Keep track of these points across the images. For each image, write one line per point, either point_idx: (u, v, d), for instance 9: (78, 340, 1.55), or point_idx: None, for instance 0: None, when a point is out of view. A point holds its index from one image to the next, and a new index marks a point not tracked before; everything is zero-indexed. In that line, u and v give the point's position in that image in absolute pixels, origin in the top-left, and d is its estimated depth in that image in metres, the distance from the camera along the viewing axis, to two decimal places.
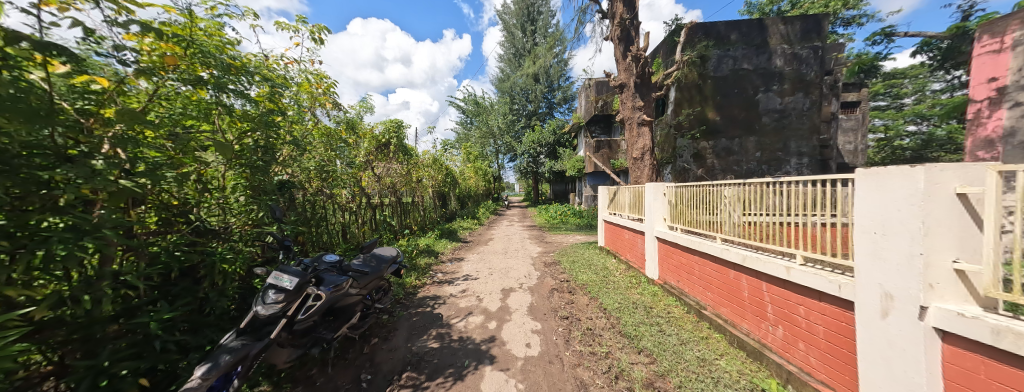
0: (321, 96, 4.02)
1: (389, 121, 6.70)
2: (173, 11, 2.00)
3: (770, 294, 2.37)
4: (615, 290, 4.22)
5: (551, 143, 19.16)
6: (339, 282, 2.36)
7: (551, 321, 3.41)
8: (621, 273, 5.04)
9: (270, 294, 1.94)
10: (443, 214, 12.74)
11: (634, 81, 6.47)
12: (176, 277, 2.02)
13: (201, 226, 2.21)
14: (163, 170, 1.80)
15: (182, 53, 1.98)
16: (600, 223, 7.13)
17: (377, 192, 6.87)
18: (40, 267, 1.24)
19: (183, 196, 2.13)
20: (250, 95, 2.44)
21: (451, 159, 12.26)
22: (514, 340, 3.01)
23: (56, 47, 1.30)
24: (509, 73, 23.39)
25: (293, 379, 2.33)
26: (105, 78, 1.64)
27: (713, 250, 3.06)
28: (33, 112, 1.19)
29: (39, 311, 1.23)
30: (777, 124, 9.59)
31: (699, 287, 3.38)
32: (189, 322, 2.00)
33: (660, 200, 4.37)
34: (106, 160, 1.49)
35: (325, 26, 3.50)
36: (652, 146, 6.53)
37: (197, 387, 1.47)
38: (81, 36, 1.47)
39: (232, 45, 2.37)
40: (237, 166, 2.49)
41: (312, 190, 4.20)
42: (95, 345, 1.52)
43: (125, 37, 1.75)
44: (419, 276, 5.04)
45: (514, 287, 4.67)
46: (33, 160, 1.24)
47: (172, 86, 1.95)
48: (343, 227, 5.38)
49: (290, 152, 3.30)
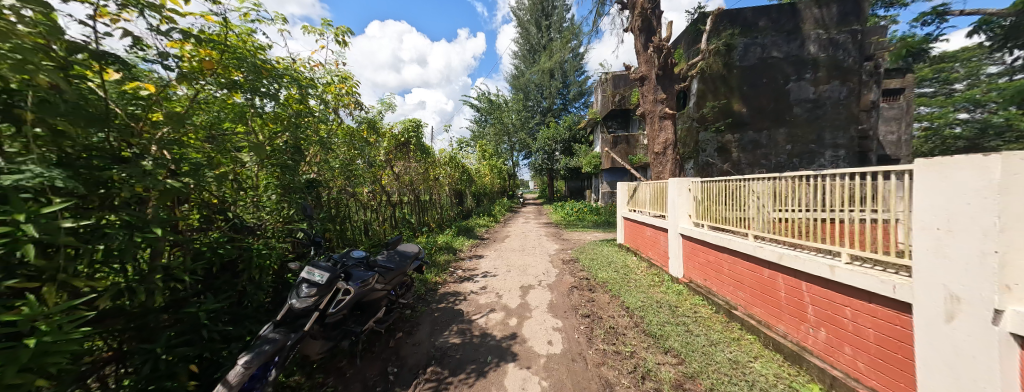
0: (345, 96, 4.11)
1: (408, 121, 6.77)
2: (210, 19, 2.10)
3: (811, 295, 2.24)
4: (637, 288, 4.12)
5: (566, 139, 18.95)
6: (367, 277, 2.44)
7: (572, 319, 3.37)
8: (643, 271, 4.91)
9: (303, 288, 2.00)
10: (460, 212, 12.83)
11: (655, 73, 6.28)
12: (217, 270, 2.12)
13: (239, 223, 2.30)
14: (203, 170, 1.91)
15: (217, 58, 2.07)
16: (619, 220, 6.97)
17: (396, 190, 7.01)
18: (101, 260, 1.34)
19: (222, 194, 2.22)
20: (281, 98, 2.54)
21: (466, 157, 12.32)
22: (536, 337, 2.99)
23: (111, 56, 1.42)
24: (524, 70, 23.24)
25: (325, 370, 2.43)
26: (150, 84, 1.75)
27: (745, 248, 2.92)
28: (92, 116, 1.32)
29: (103, 300, 1.35)
30: (810, 114, 9.03)
31: (729, 287, 3.23)
32: (230, 313, 2.11)
33: (685, 196, 4.23)
34: (155, 161, 1.59)
35: (348, 27, 3.57)
36: (675, 140, 6.27)
37: (240, 375, 1.56)
38: (129, 44, 1.57)
39: (263, 49, 2.48)
40: (269, 166, 2.61)
41: (336, 189, 4.35)
42: (149, 333, 1.64)
43: (168, 45, 1.86)
44: (438, 273, 5.11)
45: (533, 285, 4.65)
46: (92, 162, 1.35)
47: (209, 90, 2.05)
48: (364, 225, 5.51)
49: (316, 152, 3.40)
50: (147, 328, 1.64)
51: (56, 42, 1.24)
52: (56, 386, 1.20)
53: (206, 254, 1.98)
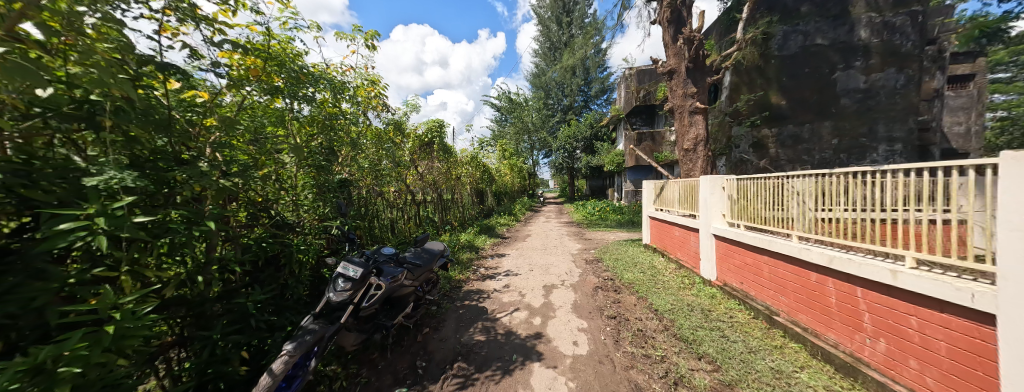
0: (373, 99, 4.27)
1: (431, 121, 6.92)
2: (255, 29, 2.25)
3: (868, 302, 2.05)
4: (666, 290, 3.97)
5: (587, 137, 18.62)
6: (397, 273, 2.52)
7: (597, 320, 3.30)
8: (671, 273, 4.72)
9: (339, 282, 2.09)
10: (481, 210, 12.95)
11: (685, 66, 6.01)
12: (262, 265, 2.27)
13: (280, 220, 2.42)
14: (250, 171, 2.05)
15: (262, 65, 2.22)
16: (644, 219, 6.74)
17: (420, 189, 7.18)
18: (167, 253, 1.47)
19: (265, 193, 2.35)
20: (316, 102, 2.68)
21: (486, 156, 12.41)
22: (561, 337, 2.96)
23: (173, 67, 1.56)
24: (545, 68, 23.05)
25: (358, 361, 2.54)
26: (204, 91, 1.89)
27: (788, 250, 2.73)
28: (158, 123, 1.46)
29: (167, 290, 1.48)
30: (859, 106, 8.28)
31: (769, 291, 3.04)
32: (274, 304, 2.25)
33: (719, 194, 4.02)
34: (210, 163, 1.72)
35: (377, 32, 3.69)
36: (706, 136, 5.97)
37: (286, 362, 1.66)
38: (188, 55, 1.71)
39: (301, 56, 2.61)
40: (306, 167, 2.76)
41: (365, 188, 4.53)
42: (207, 321, 1.79)
43: (219, 55, 2.00)
44: (462, 271, 5.19)
45: (556, 284, 4.60)
46: (158, 164, 1.48)
47: (254, 97, 2.20)
48: (391, 223, 5.70)
49: (348, 153, 3.56)
50: (204, 316, 1.78)
51: (131, 56, 1.37)
52: (132, 365, 1.34)
53: (253, 249, 2.12)
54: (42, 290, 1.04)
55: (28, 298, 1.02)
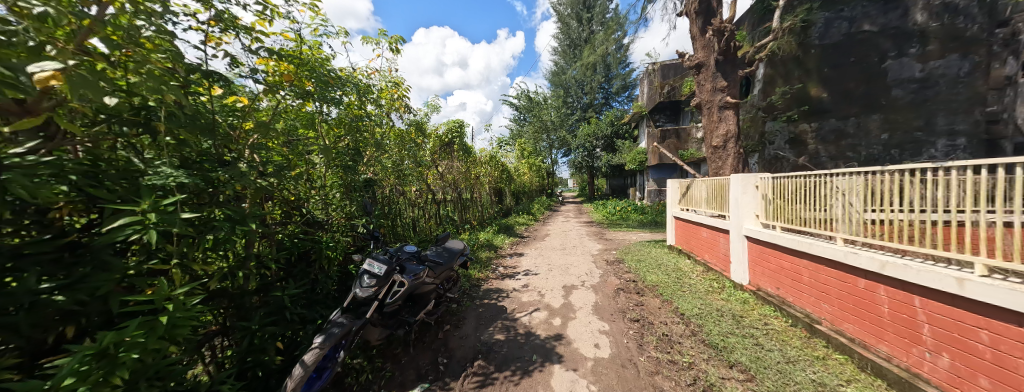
0: (397, 101, 4.38)
1: (451, 122, 7.02)
2: (288, 36, 2.36)
3: (927, 313, 1.86)
4: (693, 294, 3.79)
5: (608, 135, 18.21)
6: (419, 271, 2.56)
7: (620, 323, 3.21)
8: (698, 275, 4.51)
9: (365, 278, 2.16)
10: (499, 210, 13.00)
11: (715, 59, 5.72)
12: (295, 260, 2.39)
13: (311, 218, 2.54)
14: (284, 171, 2.16)
15: (294, 71, 2.33)
16: (669, 219, 6.49)
17: (440, 188, 7.30)
18: (212, 248, 1.58)
19: (298, 192, 2.47)
20: (343, 105, 2.79)
21: (505, 156, 12.43)
22: (582, 339, 2.91)
23: (216, 74, 1.67)
24: (564, 66, 22.76)
25: (382, 355, 2.61)
26: (244, 97, 2.01)
27: (831, 254, 2.53)
28: (204, 127, 1.57)
29: (212, 282, 1.59)
30: (914, 97, 7.52)
31: (810, 298, 2.83)
32: (306, 298, 2.37)
33: (752, 194, 3.80)
34: (249, 164, 1.83)
35: (401, 35, 3.79)
36: (737, 132, 5.66)
37: (316, 354, 1.74)
38: (230, 63, 1.83)
39: (329, 60, 2.72)
40: (334, 167, 2.88)
41: (388, 187, 4.66)
42: (246, 312, 1.91)
43: (256, 62, 2.13)
44: (482, 269, 5.23)
45: (576, 285, 4.53)
46: (204, 165, 1.59)
47: (287, 101, 2.31)
48: (412, 221, 5.83)
49: (372, 154, 3.68)
50: (243, 307, 1.90)
51: (180, 66, 1.49)
52: (182, 351, 1.45)
53: (286, 245, 2.23)
54: (106, 280, 1.15)
55: (95, 287, 1.13)
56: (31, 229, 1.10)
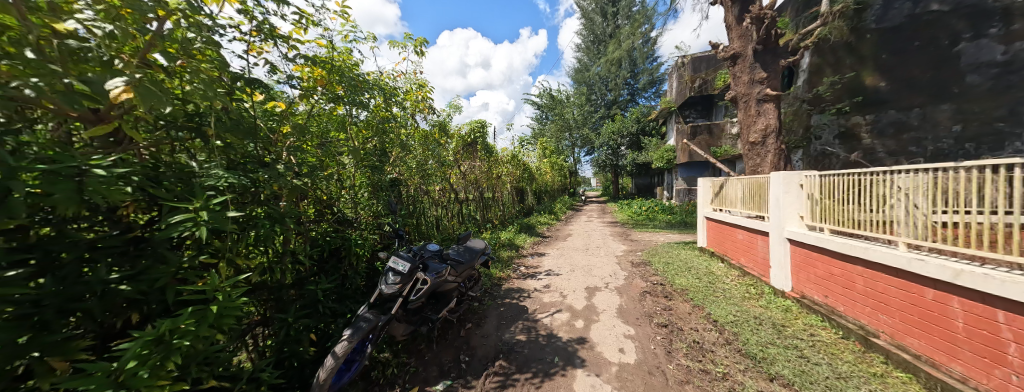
0: (421, 102, 4.48)
1: (474, 122, 7.10)
2: (321, 43, 2.49)
3: (1013, 330, 1.62)
4: (727, 300, 3.57)
5: (633, 132, 17.61)
6: (441, 269, 2.60)
7: (646, 328, 3.08)
8: (733, 280, 4.23)
9: (390, 276, 2.22)
10: (521, 209, 13.00)
11: (753, 48, 5.33)
12: (327, 256, 2.52)
13: (342, 216, 2.66)
14: (317, 171, 2.28)
15: (326, 76, 2.44)
16: (700, 220, 6.15)
17: (463, 188, 7.41)
18: (254, 244, 1.69)
19: (330, 192, 2.60)
20: (371, 107, 2.89)
21: (526, 155, 12.39)
22: (605, 343, 2.83)
23: (257, 82, 1.79)
24: (588, 62, 22.28)
25: (407, 350, 2.69)
26: (282, 102, 2.14)
27: (892, 260, 2.27)
28: (247, 131, 1.68)
29: (253, 276, 1.71)
30: (995, 84, 6.45)
31: (865, 308, 2.56)
32: (337, 293, 2.49)
33: (796, 193, 3.50)
34: (286, 165, 1.94)
35: (425, 38, 3.87)
36: (778, 127, 5.25)
37: (346, 347, 1.82)
38: (270, 71, 1.95)
39: (358, 65, 2.83)
40: (363, 167, 3.00)
41: (413, 187, 4.80)
42: (284, 304, 2.04)
43: (292, 69, 2.25)
44: (503, 269, 5.25)
45: (600, 286, 4.42)
46: (246, 166, 1.71)
47: (320, 105, 2.44)
48: (436, 220, 5.97)
49: (398, 154, 3.79)
50: (281, 300, 2.03)
51: (227, 75, 1.61)
52: (228, 339, 1.58)
53: (320, 242, 2.36)
54: (164, 272, 1.26)
55: (154, 279, 1.25)
56: (104, 225, 1.23)
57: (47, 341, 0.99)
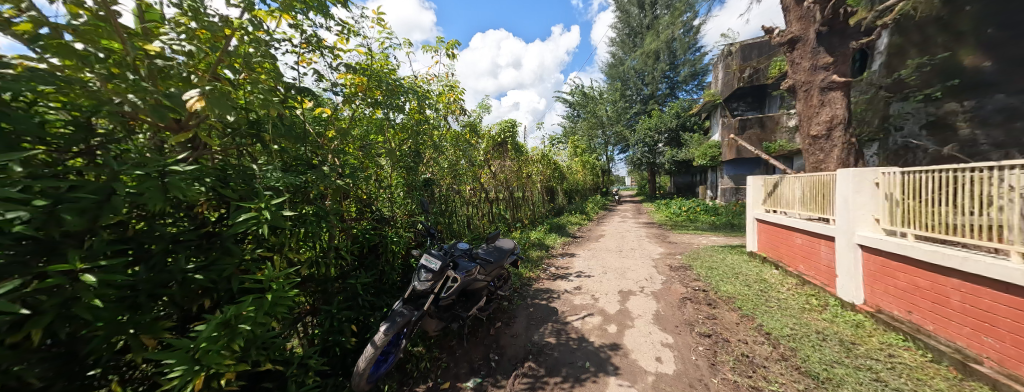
0: (453, 104, 4.59)
1: (504, 122, 7.15)
2: (362, 52, 2.64)
3: None
4: (783, 311, 3.22)
5: (672, 128, 16.59)
6: (471, 268, 2.63)
7: (687, 337, 2.88)
8: (790, 289, 3.81)
9: (422, 273, 2.29)
10: (552, 209, 12.86)
11: (817, 30, 4.74)
12: (367, 252, 2.68)
13: (380, 214, 2.81)
14: (358, 172, 2.42)
15: (366, 82, 2.59)
16: (749, 222, 5.62)
17: (493, 187, 7.50)
18: (304, 239, 1.84)
19: (369, 192, 2.76)
20: (406, 110, 3.02)
21: (557, 154, 12.22)
22: (641, 351, 2.68)
23: (306, 90, 1.94)
24: (622, 57, 21.40)
25: (439, 346, 2.77)
26: (328, 107, 2.31)
27: (1000, 273, 1.90)
28: (297, 137, 1.83)
29: (303, 268, 1.86)
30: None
31: (965, 328, 2.17)
32: (375, 287, 2.64)
33: (870, 193, 3.07)
34: (331, 166, 2.09)
35: (456, 41, 3.95)
36: (847, 118, 4.62)
37: (382, 340, 1.91)
38: (316, 79, 2.11)
39: (394, 70, 2.96)
40: (398, 168, 3.14)
41: (445, 186, 4.95)
42: (329, 296, 2.20)
43: (336, 77, 2.42)
44: (533, 269, 5.22)
45: (634, 290, 4.21)
46: (297, 168, 1.86)
47: (360, 110, 2.59)
48: (466, 218, 6.10)
49: (431, 155, 3.92)
50: (327, 292, 2.20)
51: (282, 85, 1.77)
52: (281, 326, 1.73)
53: (361, 238, 2.51)
54: (230, 263, 1.42)
55: (222, 269, 1.41)
56: (184, 220, 1.40)
57: (139, 321, 1.15)
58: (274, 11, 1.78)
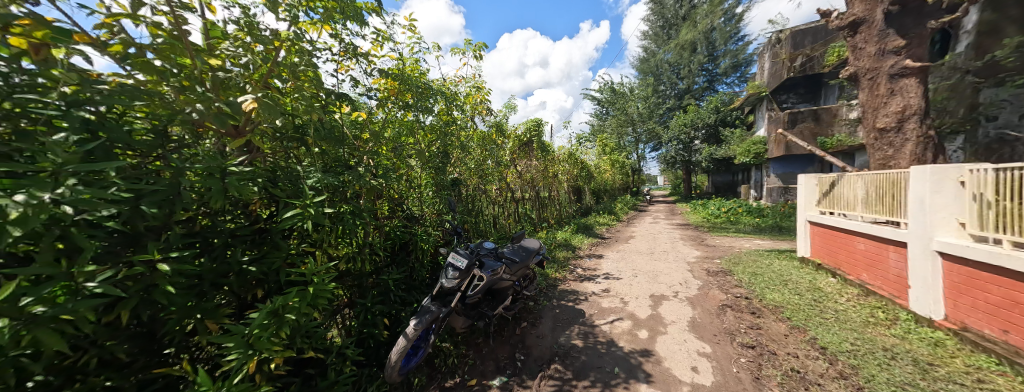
0: (480, 105, 4.66)
1: (530, 121, 7.13)
2: (394, 57, 2.76)
3: None
4: (841, 324, 2.89)
5: (710, 124, 15.57)
6: (496, 267, 2.64)
7: (727, 347, 2.69)
8: (850, 300, 3.41)
9: (449, 271, 2.34)
10: (579, 209, 12.61)
11: (886, 10, 4.20)
12: (398, 249, 2.79)
13: (411, 213, 2.92)
14: (390, 172, 2.53)
15: (398, 86, 2.70)
16: (800, 225, 5.11)
17: (519, 187, 7.51)
18: (341, 236, 1.95)
19: (401, 191, 2.88)
20: (435, 112, 3.11)
21: (584, 153, 11.96)
22: (675, 359, 2.55)
23: (345, 96, 2.06)
24: (655, 50, 20.44)
25: (466, 343, 2.82)
26: (364, 112, 2.44)
27: None
28: (336, 140, 1.95)
29: (341, 263, 1.98)
30: None
31: None
32: (406, 283, 2.75)
33: (953, 193, 2.65)
34: (366, 167, 2.20)
35: (484, 42, 3.99)
36: (924, 107, 4.04)
37: (412, 334, 1.98)
38: (353, 84, 2.24)
39: (424, 74, 3.06)
40: (427, 169, 3.24)
41: (472, 186, 5.03)
42: (364, 290, 2.32)
43: (371, 82, 2.55)
44: (559, 269, 5.15)
45: (666, 295, 4.01)
46: (335, 168, 1.98)
47: (393, 113, 2.71)
48: (493, 218, 6.16)
49: (458, 156, 4.01)
50: (362, 286, 2.32)
51: (324, 91, 1.89)
52: (322, 317, 1.86)
53: (393, 235, 2.63)
54: (278, 257, 1.54)
55: (272, 262, 1.54)
56: (241, 217, 1.55)
57: (205, 307, 1.29)
58: (316, 23, 1.92)
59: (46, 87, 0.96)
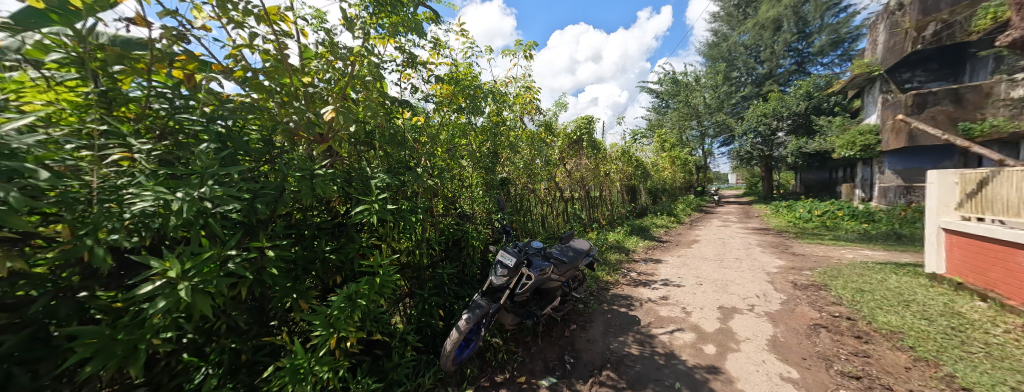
0: (529, 104, 4.68)
1: (581, 118, 6.92)
2: (449, 63, 2.91)
3: None
4: (998, 363, 2.22)
5: (798, 112, 13.30)
6: (545, 267, 2.62)
7: (820, 374, 2.27)
8: (1011, 333, 2.60)
9: (498, 268, 2.40)
10: (633, 210, 11.85)
11: None
12: (452, 245, 2.95)
13: (463, 211, 3.07)
14: (445, 172, 2.69)
15: (453, 90, 2.85)
16: (930, 234, 4.06)
17: (569, 186, 7.35)
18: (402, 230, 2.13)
19: (455, 190, 3.04)
20: (485, 114, 3.21)
21: (641, 150, 11.18)
22: (750, 380, 2.24)
23: (405, 102, 2.25)
24: (727, 32, 18.19)
25: (515, 340, 2.86)
26: (421, 116, 2.63)
27: None
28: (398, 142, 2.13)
29: (402, 256, 2.16)
30: None
31: None
32: (458, 278, 2.89)
33: None
34: (423, 167, 2.36)
35: (534, 41, 4.00)
36: None
37: (464, 326, 2.07)
38: (413, 91, 2.42)
39: (477, 77, 3.19)
40: (478, 168, 3.37)
41: (521, 185, 5.08)
42: (421, 282, 2.50)
43: (429, 88, 2.73)
44: (611, 272, 4.92)
45: (739, 308, 3.54)
46: (397, 168, 2.16)
47: (447, 116, 2.87)
48: (541, 217, 6.13)
49: (508, 156, 4.08)
50: (420, 278, 2.51)
51: (389, 99, 2.09)
52: (387, 305, 2.06)
53: (448, 231, 2.78)
54: (353, 247, 1.75)
55: (347, 252, 1.75)
56: (324, 213, 1.79)
57: (299, 289, 1.53)
58: (383, 38, 2.13)
59: (197, 108, 1.25)
